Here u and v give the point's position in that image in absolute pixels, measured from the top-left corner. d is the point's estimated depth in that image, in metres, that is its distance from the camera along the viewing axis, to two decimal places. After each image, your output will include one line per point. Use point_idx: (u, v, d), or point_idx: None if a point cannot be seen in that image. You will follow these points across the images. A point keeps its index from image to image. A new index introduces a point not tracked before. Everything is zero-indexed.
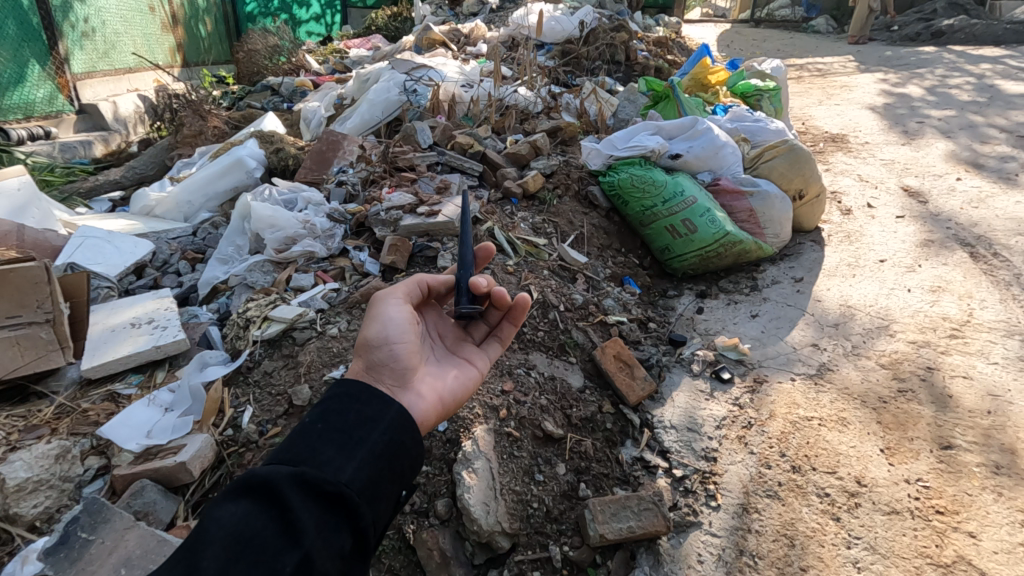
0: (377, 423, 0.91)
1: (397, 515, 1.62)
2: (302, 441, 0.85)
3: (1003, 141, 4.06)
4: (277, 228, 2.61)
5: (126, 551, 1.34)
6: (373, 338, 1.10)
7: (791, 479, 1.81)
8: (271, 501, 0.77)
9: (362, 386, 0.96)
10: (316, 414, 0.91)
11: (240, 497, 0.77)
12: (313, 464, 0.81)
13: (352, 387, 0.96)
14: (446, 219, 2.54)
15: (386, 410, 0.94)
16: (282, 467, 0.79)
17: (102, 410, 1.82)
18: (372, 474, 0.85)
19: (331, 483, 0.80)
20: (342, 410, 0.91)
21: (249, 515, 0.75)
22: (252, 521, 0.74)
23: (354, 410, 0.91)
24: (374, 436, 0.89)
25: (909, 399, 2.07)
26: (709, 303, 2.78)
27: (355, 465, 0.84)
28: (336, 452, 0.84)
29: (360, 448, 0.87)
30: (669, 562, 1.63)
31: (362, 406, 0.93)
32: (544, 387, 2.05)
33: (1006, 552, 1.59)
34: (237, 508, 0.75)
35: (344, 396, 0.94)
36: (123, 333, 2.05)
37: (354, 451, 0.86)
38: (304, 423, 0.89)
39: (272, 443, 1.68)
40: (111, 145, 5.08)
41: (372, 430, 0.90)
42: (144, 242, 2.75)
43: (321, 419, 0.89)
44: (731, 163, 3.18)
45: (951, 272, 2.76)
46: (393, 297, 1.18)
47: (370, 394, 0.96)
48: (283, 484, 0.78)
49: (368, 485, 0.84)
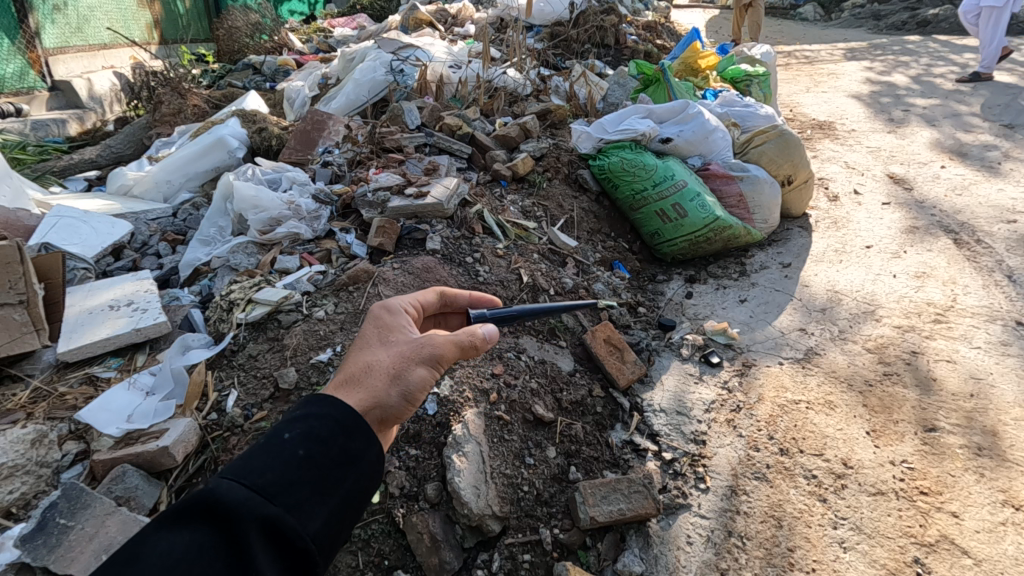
0: (357, 464, 0.83)
1: (386, 499, 1.61)
2: (276, 469, 0.75)
3: (986, 130, 4.10)
4: (260, 209, 2.53)
5: (108, 537, 1.31)
6: (407, 391, 0.97)
7: (778, 461, 1.83)
8: (228, 541, 0.69)
9: (353, 415, 0.86)
10: (298, 432, 0.81)
11: (196, 523, 0.69)
12: (284, 507, 0.73)
13: (344, 413, 0.86)
14: (434, 201, 2.49)
15: (368, 449, 0.85)
16: (252, 504, 0.70)
17: (79, 395, 1.76)
18: (337, 525, 0.79)
19: (297, 536, 0.73)
20: (326, 439, 0.82)
21: (202, 551, 0.67)
22: (203, 562, 0.66)
23: (338, 443, 0.82)
24: (350, 479, 0.82)
25: (893, 382, 2.10)
26: (698, 288, 2.79)
27: (325, 515, 0.77)
28: (310, 493, 0.76)
29: (334, 494, 0.79)
30: (658, 544, 1.64)
31: (348, 438, 0.84)
32: (534, 370, 2.04)
33: (987, 532, 1.62)
34: (190, 541, 0.67)
35: (330, 420, 0.84)
36: (101, 315, 2.00)
37: (328, 497, 0.78)
38: (283, 442, 0.78)
39: (257, 427, 1.65)
40: (86, 124, 4.91)
41: (350, 471, 0.82)
42: (121, 222, 2.67)
43: (303, 444, 0.79)
44: (721, 148, 3.18)
45: (935, 258, 2.80)
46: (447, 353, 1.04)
47: (358, 425, 0.86)
48: (249, 526, 0.69)
49: (330, 538, 0.77)
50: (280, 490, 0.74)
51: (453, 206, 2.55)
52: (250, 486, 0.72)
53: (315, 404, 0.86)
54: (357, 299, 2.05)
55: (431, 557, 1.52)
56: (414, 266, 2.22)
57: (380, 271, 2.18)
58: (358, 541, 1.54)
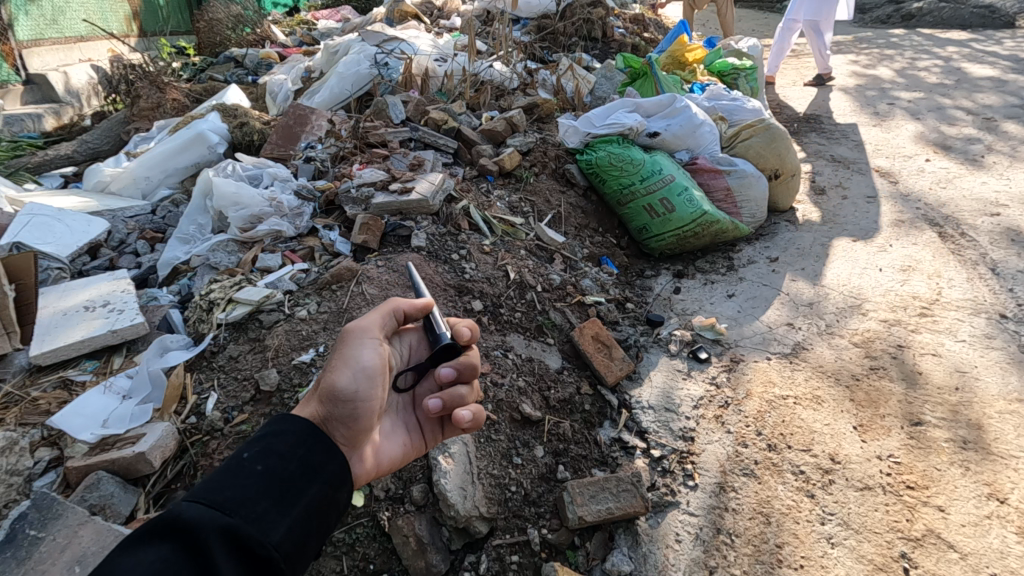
0: (319, 474, 0.85)
1: (371, 502, 1.57)
2: (237, 483, 0.76)
3: (969, 123, 4.12)
4: (241, 206, 2.45)
5: (81, 547, 1.26)
6: (338, 387, 1.02)
7: (766, 457, 1.83)
8: (194, 554, 0.67)
9: (310, 427, 0.89)
10: (255, 450, 0.83)
11: (154, 544, 0.67)
12: (244, 518, 0.73)
13: (300, 426, 0.90)
14: (420, 196, 2.44)
15: (329, 460, 0.88)
16: (216, 514, 0.71)
17: (53, 399, 1.71)
18: (302, 536, 0.79)
19: (261, 545, 0.72)
20: (284, 454, 0.84)
21: (167, 564, 0.65)
22: (170, 574, 0.64)
23: (299, 456, 0.85)
24: (313, 490, 0.84)
25: (880, 376, 2.10)
26: (686, 283, 2.78)
27: (289, 524, 0.77)
28: (272, 505, 0.77)
29: (298, 504, 0.80)
30: (647, 542, 1.64)
31: (307, 450, 0.87)
32: (522, 368, 2.01)
33: (973, 525, 1.61)
34: (154, 557, 0.65)
35: (289, 435, 0.87)
36: (75, 317, 1.95)
37: (291, 507, 0.79)
38: (242, 460, 0.80)
39: (238, 431, 1.60)
40: (63, 117, 4.79)
41: (312, 482, 0.84)
42: (97, 219, 2.60)
43: (261, 460, 0.81)
44: (709, 142, 3.15)
45: (920, 251, 2.81)
46: (367, 339, 1.10)
47: (318, 439, 0.90)
48: (212, 536, 0.69)
49: (296, 549, 0.77)
50: (241, 503, 0.74)
51: (438, 202, 2.51)
52: (210, 502, 0.72)
53: (271, 425, 0.89)
54: (340, 298, 1.99)
55: (417, 560, 1.50)
56: (399, 263, 2.17)
57: (365, 269, 2.11)
58: (342, 545, 1.51)
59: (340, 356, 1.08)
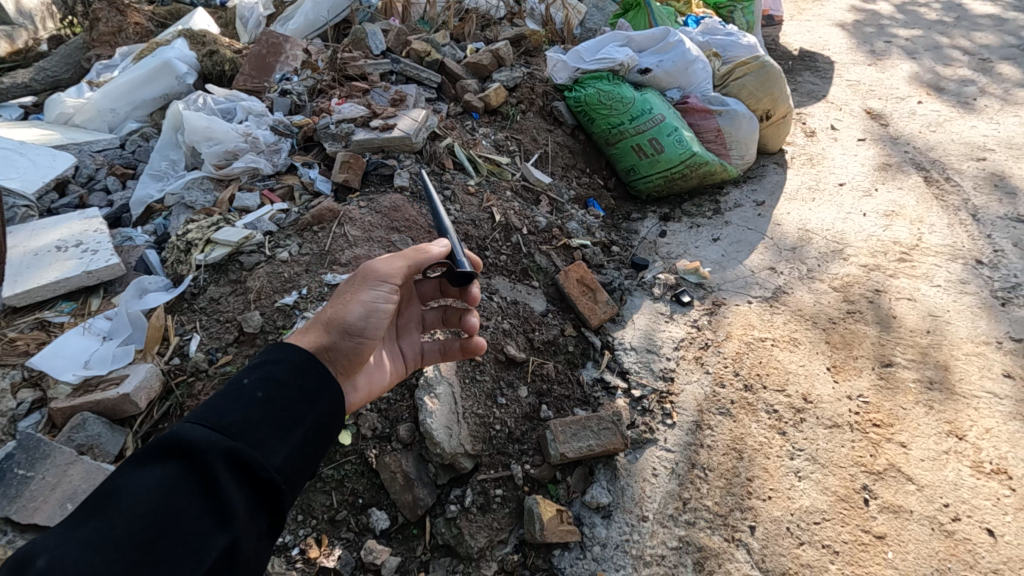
0: (315, 403, 0.92)
1: (359, 441, 1.61)
2: (238, 409, 0.83)
3: (965, 64, 4.04)
4: (214, 141, 2.34)
5: (71, 486, 1.28)
6: (349, 323, 1.06)
7: (742, 397, 1.89)
8: (198, 475, 0.76)
9: (308, 359, 0.95)
10: (255, 379, 0.89)
11: (165, 462, 0.76)
12: (246, 442, 0.81)
13: (298, 357, 0.95)
14: (402, 133, 2.33)
15: (326, 389, 0.95)
16: (217, 441, 0.78)
17: (31, 340, 1.69)
18: (300, 459, 0.87)
19: (262, 468, 0.80)
20: (283, 381, 0.90)
21: (174, 484, 0.74)
22: (177, 494, 0.74)
23: (296, 384, 0.91)
24: (310, 415, 0.91)
25: (855, 320, 2.15)
26: (672, 226, 2.77)
27: (288, 449, 0.85)
28: (272, 432, 0.84)
29: (295, 430, 0.87)
30: (625, 476, 1.72)
31: (305, 379, 0.93)
32: (507, 311, 2.02)
33: (931, 459, 1.71)
34: (162, 477, 0.74)
35: (288, 364, 0.93)
36: (48, 257, 1.90)
37: (289, 433, 0.86)
38: (243, 386, 0.87)
39: (222, 372, 1.60)
40: (17, 42, 4.47)
41: (310, 409, 0.91)
42: (62, 153, 2.49)
43: (261, 387, 0.88)
44: (702, 80, 3.02)
45: (905, 196, 2.82)
46: (385, 276, 1.14)
47: (315, 368, 0.95)
48: (215, 460, 0.77)
49: (294, 471, 0.86)
50: (242, 428, 0.81)
51: (421, 139, 2.40)
52: (213, 426, 0.80)
53: (272, 352, 0.95)
54: (322, 240, 1.95)
55: (404, 495, 1.56)
56: (381, 203, 2.10)
57: (347, 210, 2.05)
58: (331, 481, 1.56)
59: (353, 289, 1.12)
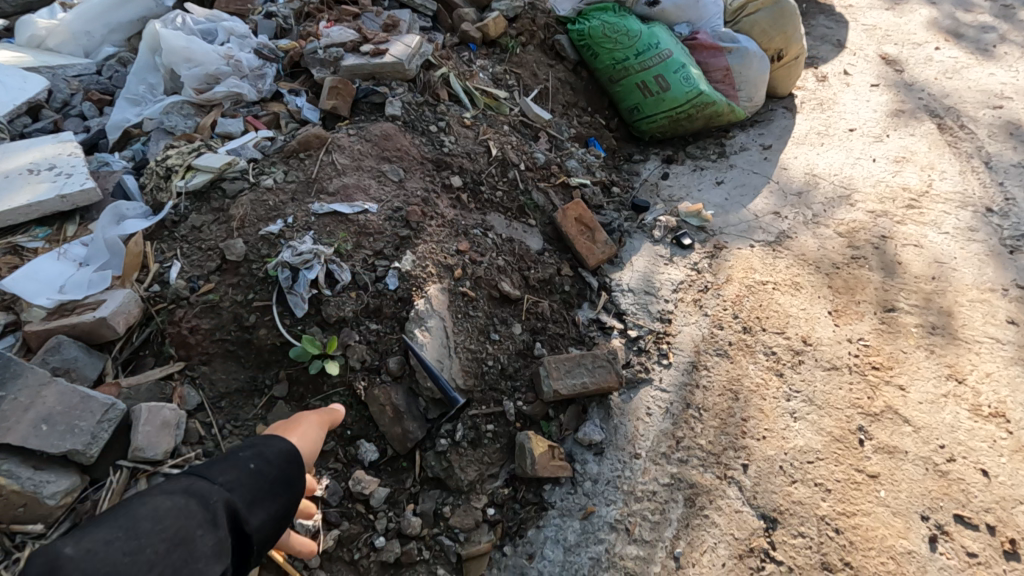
0: (292, 483, 1.06)
1: (348, 372, 1.56)
2: (229, 471, 0.98)
3: (987, 9, 3.84)
4: (194, 63, 2.18)
5: (45, 407, 1.23)
6: None
7: (740, 339, 1.85)
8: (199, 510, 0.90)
9: (289, 447, 1.10)
10: (247, 454, 1.03)
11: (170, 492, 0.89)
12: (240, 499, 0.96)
13: (280, 448, 1.09)
14: (394, 60, 2.19)
15: (289, 449, 1.10)
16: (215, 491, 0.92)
17: (5, 264, 1.63)
18: (282, 516, 1.02)
19: (247, 526, 0.95)
20: (268, 461, 1.05)
21: (179, 503, 0.88)
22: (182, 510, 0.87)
23: (277, 469, 1.05)
24: (290, 493, 1.05)
25: (860, 265, 2.09)
26: (675, 169, 2.68)
27: (273, 513, 1.00)
28: (259, 495, 0.99)
29: (279, 506, 1.02)
30: (618, 415, 1.69)
31: (289, 465, 1.08)
32: (502, 248, 1.93)
33: (929, 402, 1.69)
34: (170, 501, 0.87)
35: (273, 451, 1.08)
36: (19, 180, 1.81)
37: (275, 500, 1.01)
38: (234, 458, 1.01)
39: (205, 300, 1.56)
40: None
41: (289, 490, 1.05)
42: (34, 76, 2.36)
43: (250, 460, 1.02)
44: (712, 14, 2.89)
45: (916, 143, 2.72)
46: None
47: (292, 458, 1.09)
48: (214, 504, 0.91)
49: (275, 524, 1.00)
50: (237, 485, 0.97)
51: (415, 68, 2.26)
52: (211, 482, 0.94)
53: (258, 440, 1.09)
54: (309, 167, 1.85)
55: (394, 428, 1.54)
56: (371, 132, 1.99)
57: (335, 137, 1.94)
58: (319, 412, 1.52)
59: None
